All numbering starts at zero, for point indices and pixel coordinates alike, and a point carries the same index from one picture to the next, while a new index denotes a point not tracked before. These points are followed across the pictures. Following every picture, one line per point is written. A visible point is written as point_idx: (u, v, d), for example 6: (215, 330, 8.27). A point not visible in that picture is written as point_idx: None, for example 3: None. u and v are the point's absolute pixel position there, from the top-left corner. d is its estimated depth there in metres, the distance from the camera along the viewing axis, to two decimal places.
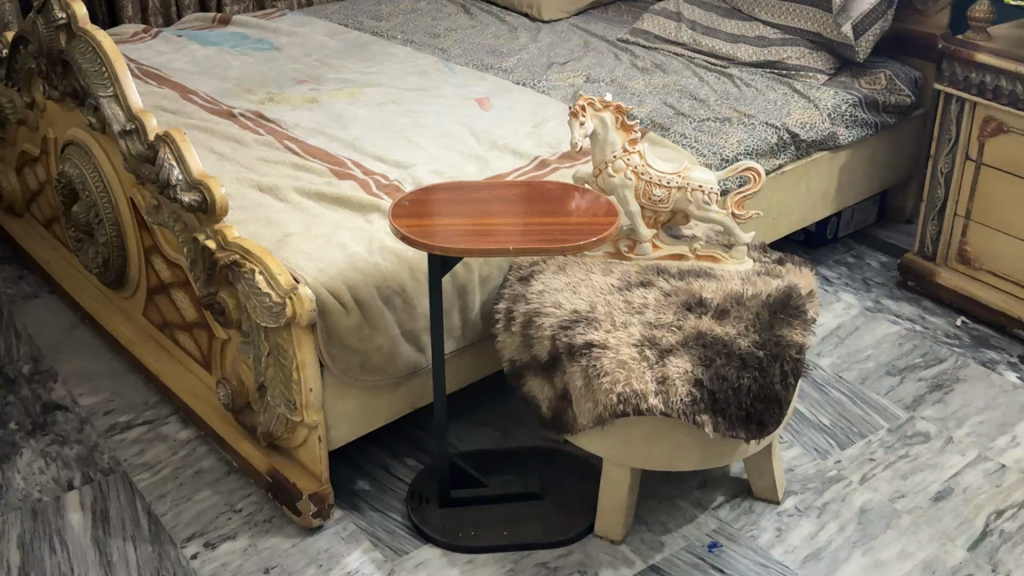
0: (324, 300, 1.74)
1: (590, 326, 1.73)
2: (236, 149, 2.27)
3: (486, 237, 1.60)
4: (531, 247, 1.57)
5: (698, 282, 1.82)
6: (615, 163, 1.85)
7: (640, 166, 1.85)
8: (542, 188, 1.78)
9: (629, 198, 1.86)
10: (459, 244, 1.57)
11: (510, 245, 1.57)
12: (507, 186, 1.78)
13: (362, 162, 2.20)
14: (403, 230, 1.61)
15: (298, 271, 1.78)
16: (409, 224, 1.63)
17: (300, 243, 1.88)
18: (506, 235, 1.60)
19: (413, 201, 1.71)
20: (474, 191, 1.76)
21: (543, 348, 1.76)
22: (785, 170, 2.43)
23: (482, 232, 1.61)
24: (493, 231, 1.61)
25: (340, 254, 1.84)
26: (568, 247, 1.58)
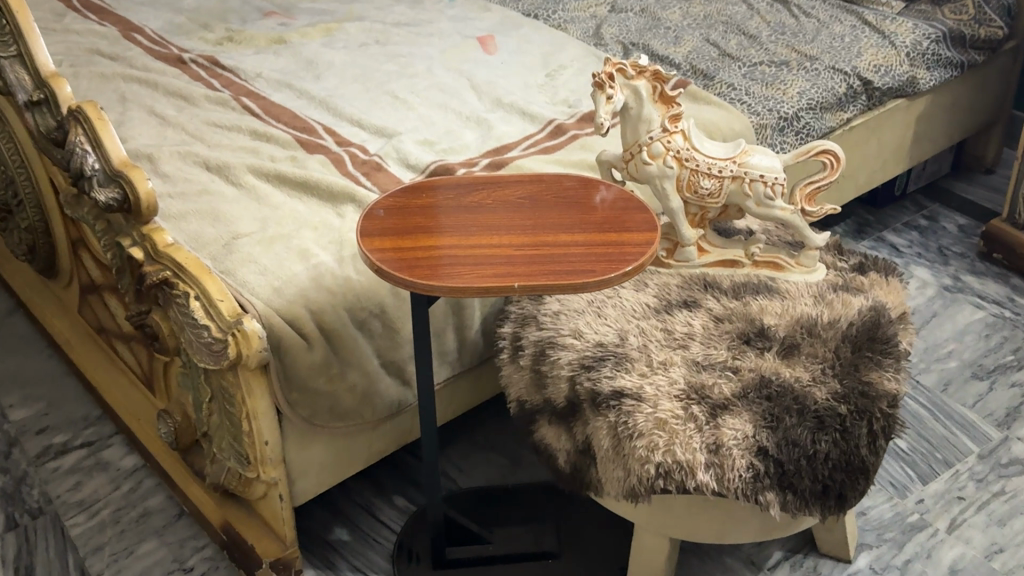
0: (279, 334, 1.36)
1: (620, 368, 1.34)
2: (183, 111, 1.85)
3: (488, 269, 1.20)
4: (546, 284, 1.17)
5: (757, 302, 1.43)
6: (651, 146, 1.43)
7: (685, 150, 1.44)
8: (560, 184, 1.37)
9: (669, 191, 1.45)
10: (449, 279, 1.18)
11: (517, 281, 1.18)
12: (514, 183, 1.37)
13: (336, 129, 1.79)
14: (374, 255, 1.22)
15: (248, 293, 1.40)
16: (382, 246, 1.23)
17: (251, 249, 1.49)
18: (514, 265, 1.21)
19: (392, 207, 1.31)
20: (469, 190, 1.35)
21: (560, 393, 1.38)
22: (853, 125, 2.00)
23: (480, 260, 1.21)
24: (496, 258, 1.22)
25: (301, 267, 1.45)
26: (599, 280, 1.18)
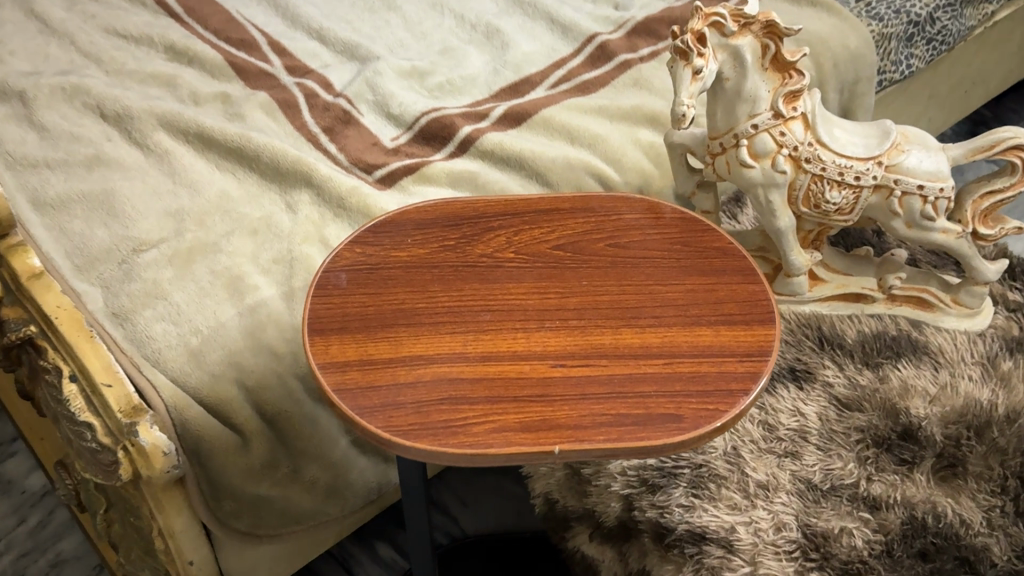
0: (199, 431, 0.92)
1: (699, 492, 0.91)
2: (75, 12, 1.33)
3: (514, 411, 0.75)
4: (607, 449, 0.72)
5: (898, 374, 0.98)
6: (755, 141, 0.94)
7: (806, 146, 0.94)
8: (618, 219, 0.90)
9: (778, 205, 0.97)
10: (452, 434, 0.72)
11: (557, 443, 0.72)
12: (548, 218, 0.90)
13: (289, 46, 1.28)
14: (329, 376, 0.76)
15: (152, 361, 0.94)
16: (342, 355, 0.78)
17: (159, 273, 1.02)
18: (554, 404, 0.75)
19: (360, 272, 0.84)
20: (480, 232, 0.88)
21: (609, 513, 0.95)
22: (996, 19, 1.48)
23: (499, 390, 0.76)
24: (525, 386, 0.76)
25: (231, 310, 0.99)
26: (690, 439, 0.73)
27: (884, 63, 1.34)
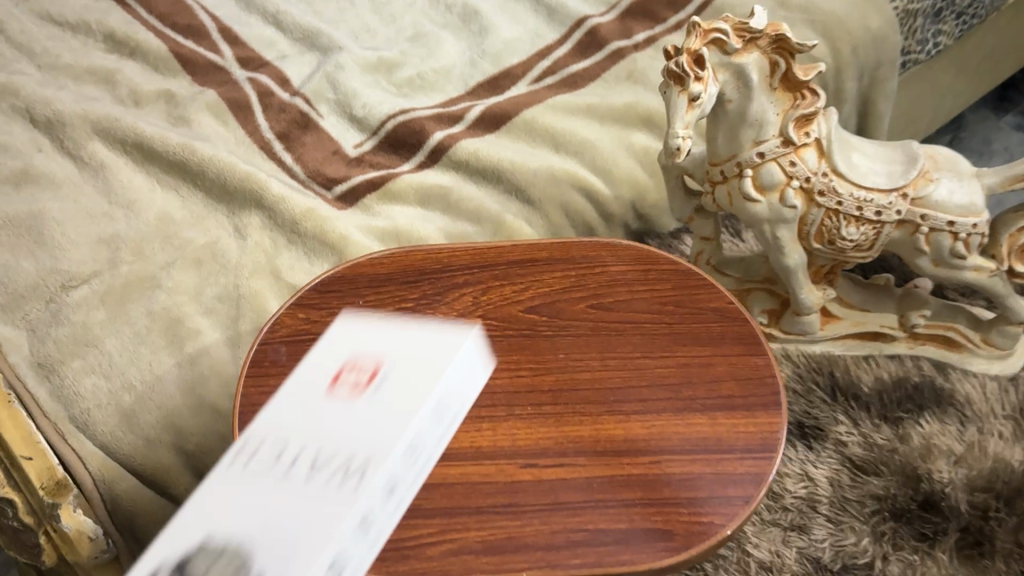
0: (132, 505, 0.83)
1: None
2: None
3: (476, 526, 0.64)
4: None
5: (920, 431, 0.88)
6: (761, 172, 0.82)
7: (820, 178, 0.82)
8: (602, 273, 0.78)
9: (787, 242, 0.85)
10: (403, 557, 0.62)
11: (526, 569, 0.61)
12: (522, 271, 0.78)
13: (242, 34, 1.15)
14: None
15: (79, 424, 0.83)
16: None
17: (90, 315, 0.89)
18: (523, 514, 0.64)
19: (303, 344, 0.72)
20: (441, 288, 0.76)
21: None
22: None
23: (458, 499, 0.65)
24: (489, 492, 0.65)
25: (169, 360, 0.88)
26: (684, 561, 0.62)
27: (909, 44, 1.19)
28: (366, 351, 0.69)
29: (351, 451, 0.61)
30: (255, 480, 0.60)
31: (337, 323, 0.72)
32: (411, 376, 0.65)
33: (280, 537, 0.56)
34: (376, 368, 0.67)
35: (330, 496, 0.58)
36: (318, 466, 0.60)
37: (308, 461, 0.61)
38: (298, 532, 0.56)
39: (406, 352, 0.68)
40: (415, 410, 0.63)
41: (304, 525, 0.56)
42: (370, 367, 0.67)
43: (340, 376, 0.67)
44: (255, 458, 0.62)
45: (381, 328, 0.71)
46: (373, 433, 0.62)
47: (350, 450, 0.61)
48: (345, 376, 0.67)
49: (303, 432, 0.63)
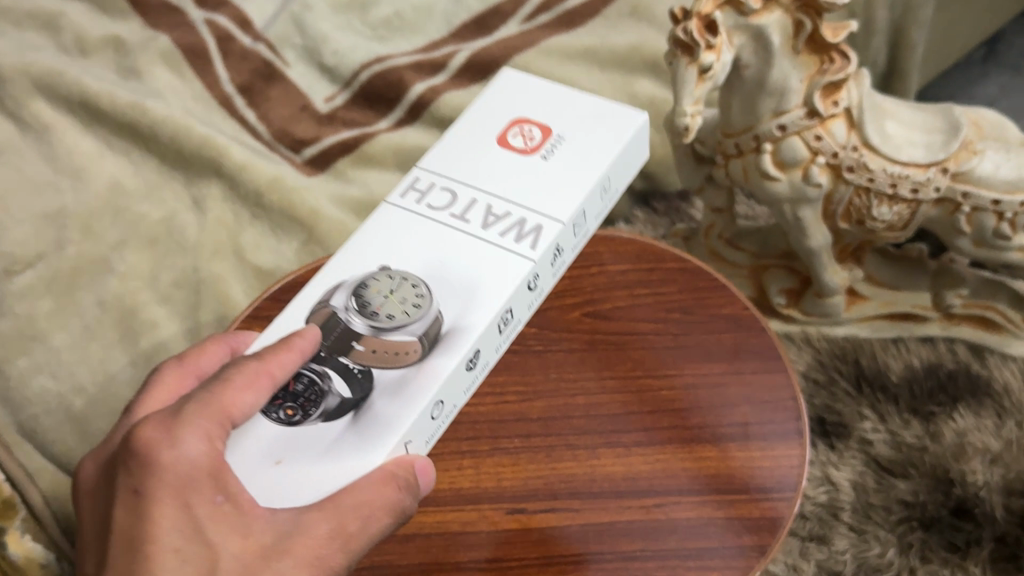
0: None
1: None
2: None
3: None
4: None
5: (955, 425, 0.79)
6: (782, 146, 0.71)
7: (848, 153, 0.71)
8: (599, 274, 0.69)
9: (809, 222, 0.75)
10: None
11: None
12: None
13: None
14: None
15: (28, 434, 0.73)
16: None
17: (35, 307, 0.77)
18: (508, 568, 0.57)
19: None
20: None
21: None
22: None
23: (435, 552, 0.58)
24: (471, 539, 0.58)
25: (122, 358, 0.78)
26: None
27: None
28: (529, 104, 0.55)
29: (527, 210, 0.50)
30: (401, 240, 0.50)
31: (505, 71, 0.57)
32: (587, 150, 0.52)
33: (456, 287, 0.47)
34: (545, 132, 0.53)
35: (504, 251, 0.48)
36: (494, 212, 0.50)
37: (473, 216, 0.50)
38: (477, 283, 0.47)
39: (579, 143, 0.53)
40: (584, 186, 0.50)
41: (478, 280, 0.47)
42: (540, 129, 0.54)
43: (506, 134, 0.54)
44: (429, 195, 0.51)
45: (555, 88, 0.56)
46: (566, 187, 0.50)
47: (539, 200, 0.50)
48: (514, 130, 0.54)
49: (471, 187, 0.51)
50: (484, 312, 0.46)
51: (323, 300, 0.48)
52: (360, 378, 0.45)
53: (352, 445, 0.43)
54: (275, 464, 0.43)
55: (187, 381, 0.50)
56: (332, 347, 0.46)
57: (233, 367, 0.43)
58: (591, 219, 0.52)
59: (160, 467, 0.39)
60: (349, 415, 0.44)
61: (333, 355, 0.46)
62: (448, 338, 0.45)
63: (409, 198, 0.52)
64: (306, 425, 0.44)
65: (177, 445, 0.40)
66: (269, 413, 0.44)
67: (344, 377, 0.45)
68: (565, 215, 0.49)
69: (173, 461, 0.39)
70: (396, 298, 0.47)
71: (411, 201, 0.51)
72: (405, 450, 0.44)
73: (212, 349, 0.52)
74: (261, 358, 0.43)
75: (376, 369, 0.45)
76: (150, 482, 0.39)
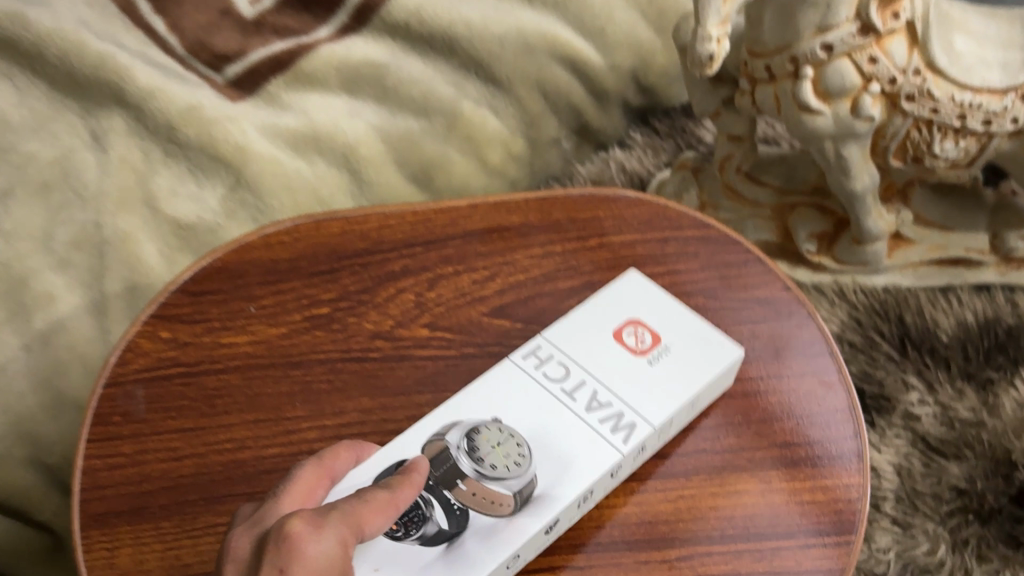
0: None
1: None
2: None
3: None
4: None
5: (1016, 394, 0.67)
6: (829, 72, 0.56)
7: (909, 78, 0.56)
8: (600, 250, 0.55)
9: (856, 161, 0.60)
10: None
11: None
12: (483, 250, 0.55)
13: None
14: None
15: None
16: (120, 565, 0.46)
17: None
18: None
19: (169, 385, 0.50)
20: (362, 275, 0.54)
21: None
22: None
23: None
24: None
25: (12, 341, 0.62)
26: None
27: None
28: (649, 305, 0.51)
29: (627, 403, 0.47)
30: (509, 398, 0.47)
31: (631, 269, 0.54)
32: (697, 368, 0.48)
33: (552, 453, 0.45)
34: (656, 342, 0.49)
35: (597, 437, 0.45)
36: (600, 399, 0.47)
37: (579, 397, 0.47)
38: (571, 459, 0.44)
39: (690, 355, 0.49)
40: (679, 398, 0.47)
41: (575, 456, 0.44)
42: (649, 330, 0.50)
43: (620, 331, 0.50)
44: (546, 366, 0.48)
45: (671, 297, 0.53)
46: (659, 390, 0.47)
47: (638, 396, 0.47)
48: (628, 329, 0.50)
49: (583, 367, 0.48)
50: (575, 487, 0.43)
51: (436, 434, 0.46)
52: (458, 516, 0.43)
53: (441, 569, 0.40)
54: (371, 571, 0.40)
55: (324, 485, 0.40)
56: (439, 481, 0.44)
57: (361, 490, 0.39)
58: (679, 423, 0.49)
59: (302, 557, 0.34)
60: (443, 546, 0.41)
61: (438, 487, 0.44)
62: (539, 502, 0.43)
63: (530, 362, 0.49)
64: (402, 543, 0.41)
65: (321, 539, 0.34)
66: None
67: (445, 510, 0.43)
68: (659, 419, 0.46)
69: (315, 556, 0.34)
70: (501, 451, 0.45)
71: (530, 367, 0.48)
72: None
73: (343, 452, 0.42)
74: (391, 485, 0.39)
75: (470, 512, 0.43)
76: (294, 571, 0.33)
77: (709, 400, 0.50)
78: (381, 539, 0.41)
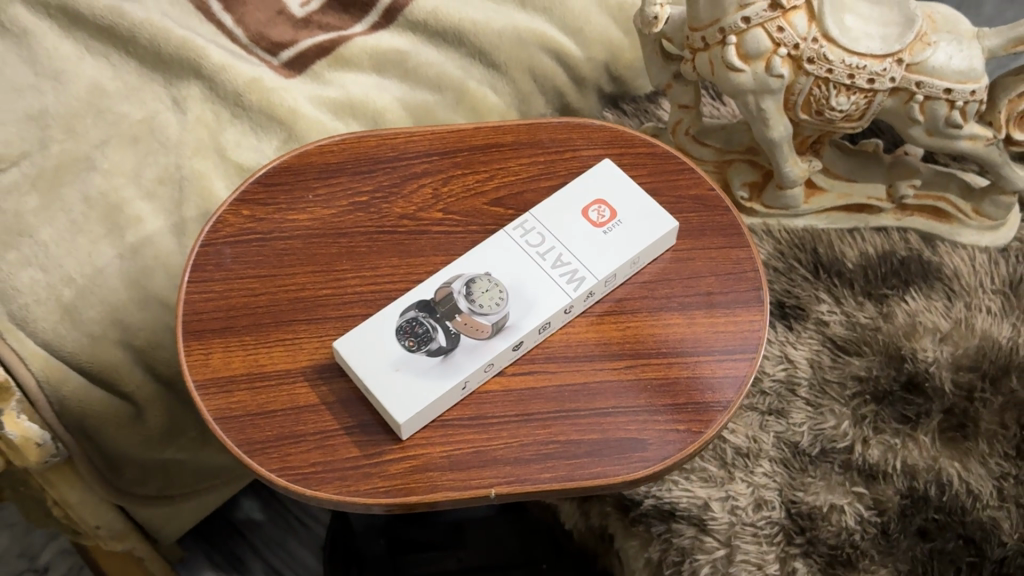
0: (81, 405, 0.78)
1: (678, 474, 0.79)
2: None
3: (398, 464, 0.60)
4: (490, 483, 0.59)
5: (907, 308, 0.85)
6: (746, 39, 0.74)
7: (809, 44, 0.74)
8: (574, 160, 0.72)
9: (771, 112, 0.78)
10: (341, 479, 0.59)
11: (433, 491, 0.59)
12: (484, 158, 0.72)
13: None
14: (203, 399, 0.61)
15: (19, 322, 0.76)
16: (217, 362, 0.63)
17: (22, 202, 0.80)
18: (445, 452, 0.60)
19: (249, 246, 0.67)
20: (394, 175, 0.71)
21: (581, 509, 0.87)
22: None
23: (390, 434, 0.61)
24: (415, 440, 0.61)
25: (110, 251, 0.80)
26: (648, 467, 0.60)
27: None
28: (611, 188, 0.68)
29: (583, 262, 0.65)
30: (499, 257, 0.65)
31: (603, 163, 0.70)
32: (641, 237, 0.66)
33: (521, 299, 0.63)
34: (614, 215, 0.67)
35: (556, 286, 0.64)
36: (564, 258, 0.65)
37: (548, 257, 0.65)
38: (536, 302, 0.63)
39: (634, 228, 0.66)
40: (623, 257, 0.65)
41: (537, 299, 0.63)
42: (607, 209, 0.67)
43: (587, 208, 0.67)
44: (529, 235, 0.66)
45: (632, 182, 0.70)
46: (607, 254, 0.65)
47: (589, 256, 0.65)
48: (593, 206, 0.67)
49: (556, 236, 0.66)
50: (536, 319, 0.62)
51: (445, 281, 0.64)
52: (453, 336, 0.62)
53: (437, 375, 0.60)
54: (395, 370, 0.60)
55: None
56: (445, 313, 0.62)
57: None
58: (623, 277, 0.66)
59: None
60: (441, 358, 0.61)
61: (443, 318, 0.62)
62: (509, 329, 0.62)
63: (518, 232, 0.66)
64: (415, 355, 0.61)
65: None
66: (399, 340, 0.61)
67: (444, 331, 0.62)
68: (605, 273, 0.64)
69: None
70: (488, 294, 0.62)
71: (518, 236, 0.66)
72: (462, 393, 0.61)
73: None
74: None
75: (463, 336, 0.62)
76: None
77: (645, 262, 0.67)
78: (402, 352, 0.61)
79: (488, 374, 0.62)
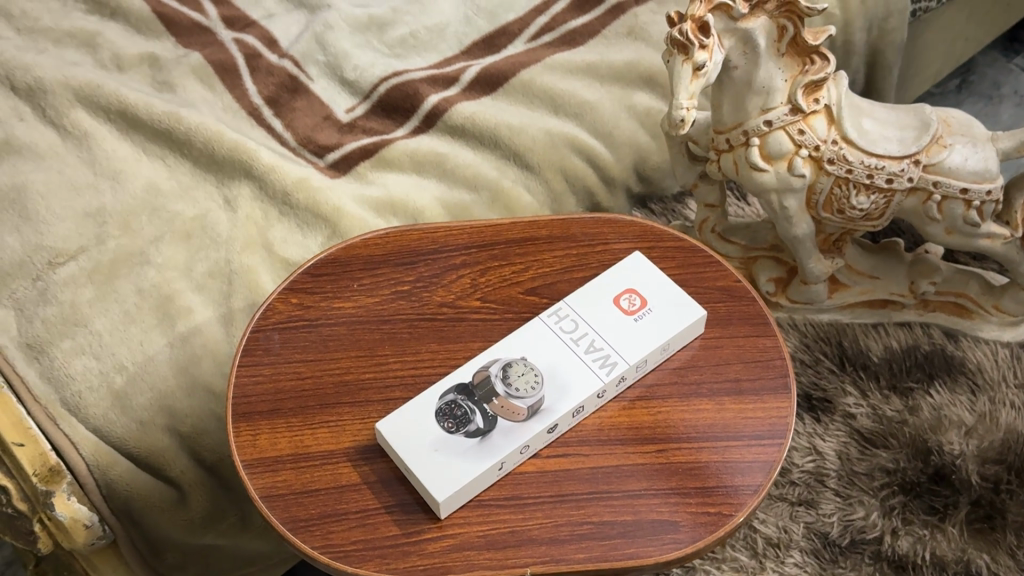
0: (128, 489, 0.79)
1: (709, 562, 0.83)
2: None
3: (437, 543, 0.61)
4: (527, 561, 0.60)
5: (930, 400, 0.91)
6: (768, 140, 0.78)
7: (829, 146, 0.78)
8: (606, 252, 0.76)
9: (794, 210, 0.82)
10: (382, 556, 0.60)
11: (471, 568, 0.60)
12: (520, 251, 0.76)
13: None
14: (247, 473, 0.64)
15: (71, 408, 0.78)
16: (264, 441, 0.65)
17: (78, 293, 0.84)
18: (483, 530, 0.62)
19: (297, 332, 0.71)
20: (434, 267, 0.75)
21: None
22: None
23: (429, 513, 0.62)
24: (454, 520, 0.62)
25: (161, 340, 0.83)
26: (682, 545, 0.61)
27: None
28: (642, 279, 0.72)
29: (615, 349, 0.68)
30: (535, 343, 0.68)
31: (634, 255, 0.74)
32: (671, 326, 0.69)
33: (555, 384, 0.66)
34: (645, 304, 0.70)
35: (590, 371, 0.67)
36: (597, 344, 0.68)
37: (581, 342, 0.68)
38: (569, 385, 0.66)
39: (665, 318, 0.69)
40: (654, 344, 0.68)
41: (571, 383, 0.66)
42: (638, 300, 0.70)
43: (619, 296, 0.71)
44: (564, 322, 0.69)
45: (661, 272, 0.73)
46: (638, 341, 0.68)
47: (621, 343, 0.68)
48: (625, 295, 0.71)
49: (589, 324, 0.69)
50: (570, 403, 0.65)
51: (483, 364, 0.67)
52: (491, 418, 0.64)
53: (474, 456, 0.62)
54: (433, 450, 0.63)
55: None
56: (481, 397, 0.65)
57: None
58: (654, 363, 0.69)
59: None
60: (478, 440, 0.63)
61: (481, 401, 0.65)
62: (545, 412, 0.64)
63: (553, 319, 0.70)
64: (453, 436, 0.63)
65: None
66: (439, 422, 0.64)
67: (482, 413, 0.64)
68: (636, 359, 0.67)
69: None
70: (523, 377, 0.65)
71: (553, 323, 0.69)
72: (498, 473, 0.63)
73: None
74: None
75: (499, 418, 0.64)
76: None
77: (675, 349, 0.70)
78: (441, 432, 0.63)
79: (524, 455, 0.65)
